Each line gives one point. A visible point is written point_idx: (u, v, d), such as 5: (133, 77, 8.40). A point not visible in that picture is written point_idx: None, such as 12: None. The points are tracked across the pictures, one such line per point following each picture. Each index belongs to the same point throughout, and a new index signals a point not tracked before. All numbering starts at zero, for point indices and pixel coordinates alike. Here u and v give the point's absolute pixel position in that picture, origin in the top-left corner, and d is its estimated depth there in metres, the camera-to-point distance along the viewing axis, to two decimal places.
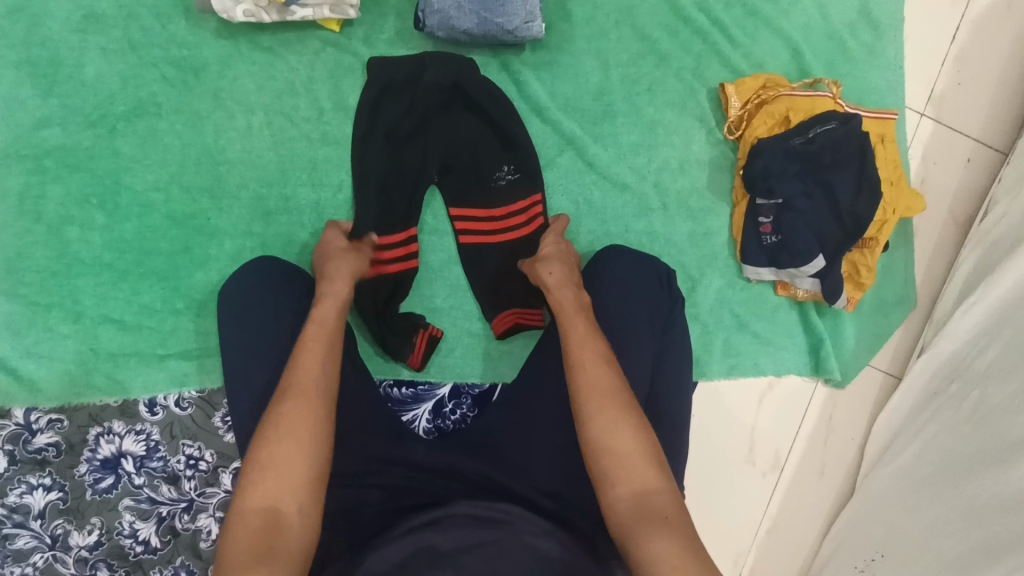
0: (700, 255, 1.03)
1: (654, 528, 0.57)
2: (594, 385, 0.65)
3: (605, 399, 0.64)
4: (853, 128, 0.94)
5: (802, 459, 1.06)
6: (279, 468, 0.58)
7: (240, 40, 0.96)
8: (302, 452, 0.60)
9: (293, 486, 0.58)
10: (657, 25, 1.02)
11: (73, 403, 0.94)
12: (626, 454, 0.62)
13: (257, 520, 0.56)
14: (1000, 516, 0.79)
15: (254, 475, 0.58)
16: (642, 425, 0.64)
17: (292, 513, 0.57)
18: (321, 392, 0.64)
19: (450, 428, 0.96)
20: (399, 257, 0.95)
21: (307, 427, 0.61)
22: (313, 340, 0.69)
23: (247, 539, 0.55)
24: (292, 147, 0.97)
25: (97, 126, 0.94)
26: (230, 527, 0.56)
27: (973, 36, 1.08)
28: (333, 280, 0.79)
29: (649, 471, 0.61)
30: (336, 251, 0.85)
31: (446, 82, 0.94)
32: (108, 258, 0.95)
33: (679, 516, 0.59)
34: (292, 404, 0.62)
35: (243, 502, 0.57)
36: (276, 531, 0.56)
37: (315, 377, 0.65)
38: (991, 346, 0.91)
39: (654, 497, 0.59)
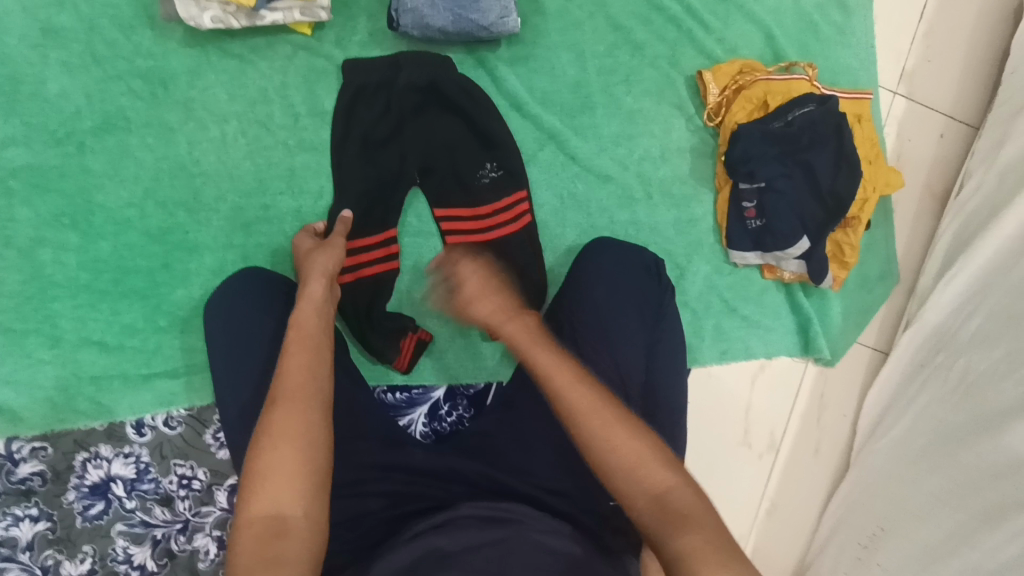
0: (686, 242, 1.03)
1: (678, 528, 0.55)
2: (582, 398, 0.63)
3: (593, 414, 0.62)
4: (829, 109, 0.95)
5: (797, 438, 1.07)
6: (277, 472, 0.57)
7: (208, 48, 0.94)
8: (299, 454, 0.58)
9: (293, 489, 0.57)
10: (630, 15, 1.02)
11: (56, 429, 0.91)
12: (630, 456, 0.59)
13: (261, 528, 0.55)
14: (992, 483, 0.81)
15: (253, 483, 0.57)
16: (640, 426, 0.62)
17: (296, 516, 0.56)
18: (311, 393, 0.63)
19: (446, 431, 0.95)
20: (380, 259, 0.94)
21: (301, 430, 0.60)
22: (297, 344, 0.68)
23: (252, 547, 0.53)
24: (269, 155, 0.95)
25: (64, 144, 0.91)
26: (234, 537, 0.55)
27: (939, 12, 1.10)
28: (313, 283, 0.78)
29: (659, 469, 0.59)
30: (309, 254, 0.84)
31: (422, 82, 0.93)
32: (84, 279, 0.92)
33: (698, 511, 0.56)
34: (283, 408, 0.61)
35: (244, 511, 0.56)
36: (281, 536, 0.54)
37: (303, 379, 0.64)
38: (975, 315, 0.92)
39: (672, 495, 0.57)
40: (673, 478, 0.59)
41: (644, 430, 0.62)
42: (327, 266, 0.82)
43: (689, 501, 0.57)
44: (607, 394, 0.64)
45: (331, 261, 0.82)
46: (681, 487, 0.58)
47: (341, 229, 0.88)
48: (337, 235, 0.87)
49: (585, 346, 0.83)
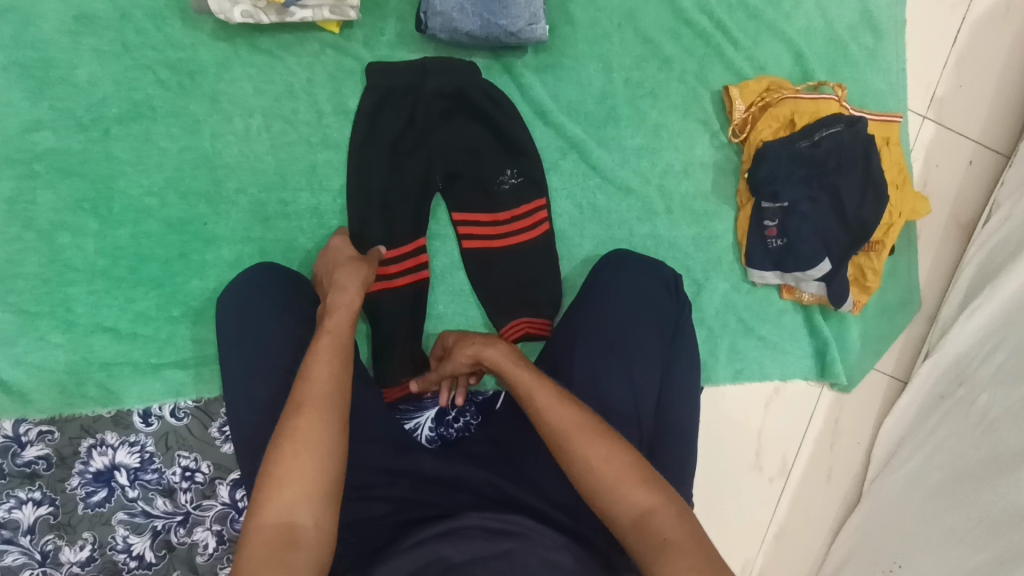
0: (705, 259, 1.02)
1: (659, 558, 0.56)
2: (567, 421, 0.64)
3: (578, 432, 0.63)
4: (857, 132, 0.93)
5: (810, 464, 1.05)
6: (295, 480, 0.56)
7: (238, 42, 0.94)
8: (317, 463, 0.58)
9: (308, 498, 0.56)
10: (660, 28, 1.02)
11: (64, 414, 0.91)
12: (612, 483, 0.60)
13: (272, 534, 0.54)
14: (1013, 527, 0.79)
15: (269, 487, 0.56)
16: (623, 447, 0.63)
17: (307, 526, 0.55)
18: (335, 402, 0.62)
19: (453, 437, 0.93)
20: (412, 269, 0.94)
21: (321, 438, 0.59)
22: (324, 350, 0.67)
23: (264, 554, 0.53)
24: (292, 151, 0.95)
25: (90, 130, 0.92)
26: (244, 541, 0.54)
27: (973, 38, 1.09)
28: (345, 290, 0.77)
29: (643, 494, 0.59)
30: (344, 263, 0.83)
31: (447, 87, 0.92)
32: (101, 265, 0.92)
33: (682, 538, 0.57)
34: (304, 415, 0.60)
35: (256, 515, 0.55)
36: (292, 546, 0.54)
37: (326, 386, 0.63)
38: (998, 349, 0.90)
39: (654, 520, 0.58)
40: (657, 501, 0.59)
41: (630, 453, 0.63)
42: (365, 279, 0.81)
43: (671, 526, 0.58)
44: (592, 414, 0.66)
45: (366, 273, 0.82)
46: (664, 510, 0.59)
47: (377, 254, 0.88)
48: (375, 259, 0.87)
49: (601, 363, 0.81)
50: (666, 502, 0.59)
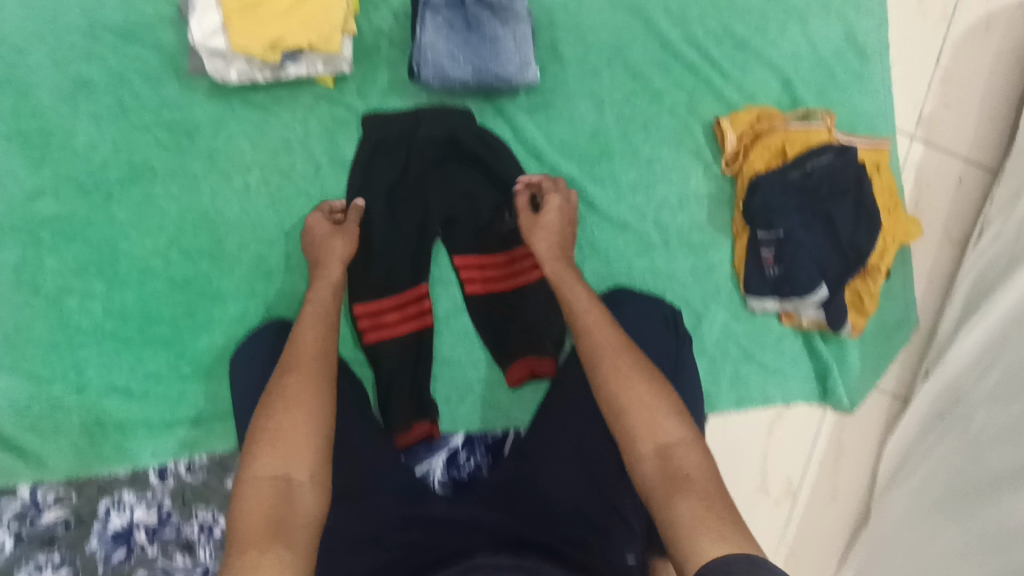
0: (703, 290, 1.03)
1: (679, 488, 0.60)
2: (606, 340, 0.72)
3: (614, 356, 0.70)
4: (848, 160, 0.95)
5: (816, 485, 1.06)
6: (288, 434, 0.63)
7: (233, 99, 0.95)
8: (310, 424, 0.64)
9: (303, 456, 0.62)
10: (648, 62, 1.03)
11: (80, 476, 0.92)
12: (642, 409, 0.65)
13: (268, 487, 0.60)
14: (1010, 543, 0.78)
15: (266, 443, 0.62)
16: (657, 382, 0.68)
17: (302, 484, 0.61)
18: (320, 364, 0.71)
19: (465, 478, 0.97)
20: (414, 316, 0.96)
21: (315, 403, 0.66)
22: (309, 321, 0.76)
23: (261, 506, 0.59)
24: (291, 205, 0.96)
25: (92, 194, 0.93)
26: (241, 497, 0.60)
27: (956, 59, 1.10)
28: (331, 263, 0.84)
29: (670, 423, 0.65)
30: (329, 239, 0.86)
31: (443, 134, 0.94)
32: (110, 326, 0.93)
33: (701, 475, 0.61)
34: (294, 375, 0.68)
35: (251, 469, 0.61)
36: (286, 500, 0.60)
37: (312, 350, 0.72)
38: (992, 369, 0.91)
39: (676, 452, 0.63)
40: (684, 436, 0.64)
41: (666, 390, 0.68)
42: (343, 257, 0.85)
43: (691, 462, 0.62)
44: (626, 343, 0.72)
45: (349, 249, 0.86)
46: (689, 446, 0.63)
47: (355, 217, 0.90)
48: (352, 226, 0.89)
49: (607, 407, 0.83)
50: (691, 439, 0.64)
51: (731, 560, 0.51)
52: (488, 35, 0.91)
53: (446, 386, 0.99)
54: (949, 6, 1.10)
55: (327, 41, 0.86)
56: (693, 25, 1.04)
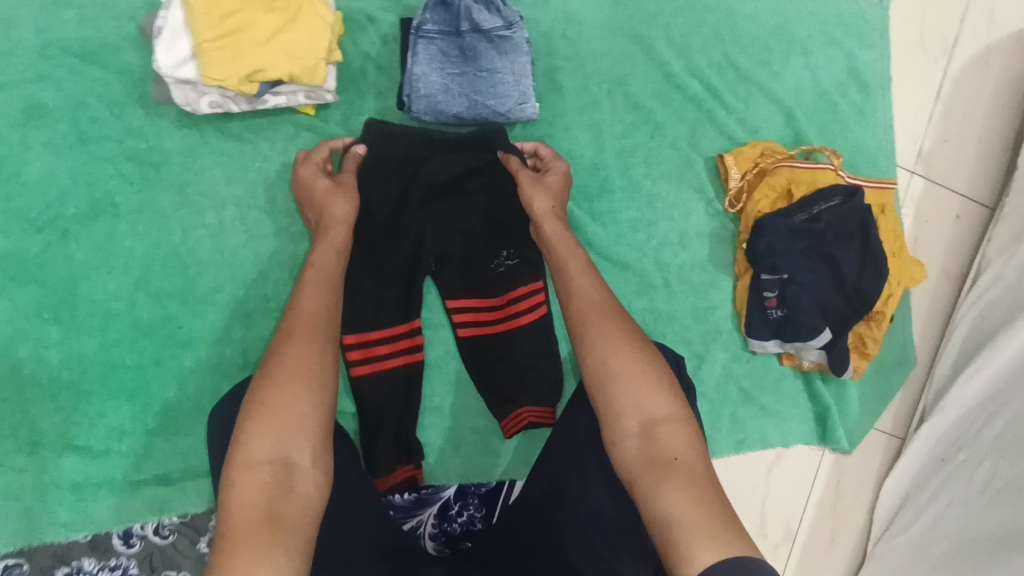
0: (704, 331, 1.00)
1: (667, 473, 0.58)
2: (591, 304, 0.70)
3: (602, 321, 0.68)
4: (856, 204, 0.92)
5: (813, 528, 1.05)
6: (286, 410, 0.59)
7: (205, 128, 0.87)
8: (310, 398, 0.60)
9: (302, 435, 0.59)
10: (650, 93, 0.98)
11: (33, 543, 0.84)
12: (629, 385, 0.63)
13: (265, 473, 0.56)
14: None
15: (259, 424, 0.58)
16: (651, 355, 0.65)
17: (303, 467, 0.58)
18: (321, 331, 0.67)
19: (457, 532, 0.92)
20: (403, 352, 0.89)
21: (312, 375, 0.62)
22: (311, 284, 0.72)
23: (259, 488, 0.55)
24: (270, 243, 0.89)
25: (46, 232, 0.84)
26: (235, 476, 0.56)
27: (955, 94, 1.09)
28: (334, 221, 0.79)
29: (658, 399, 0.63)
30: (330, 197, 0.80)
31: (449, 163, 0.86)
32: (68, 377, 0.85)
33: (689, 458, 0.59)
34: (294, 344, 0.64)
35: (243, 452, 0.57)
36: (286, 488, 0.56)
37: (315, 318, 0.68)
38: (997, 417, 0.91)
39: (661, 431, 0.61)
40: (674, 414, 0.62)
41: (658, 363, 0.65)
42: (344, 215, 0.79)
43: (677, 443, 0.60)
44: (616, 309, 0.70)
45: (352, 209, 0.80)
46: (679, 424, 0.62)
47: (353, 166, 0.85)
48: (350, 177, 0.84)
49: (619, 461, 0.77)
50: (678, 415, 0.62)
51: (726, 564, 0.49)
52: (485, 66, 0.86)
53: (437, 435, 0.93)
54: (950, 39, 1.08)
55: (312, 73, 0.80)
56: (695, 55, 1.00)
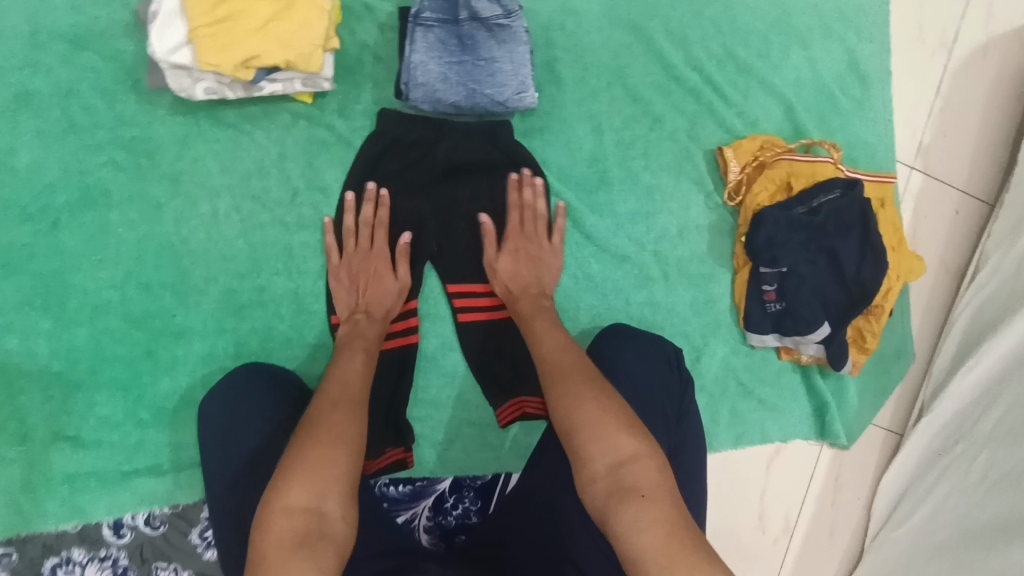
0: (703, 324, 0.99)
1: (640, 505, 0.58)
2: (563, 368, 0.72)
3: (568, 378, 0.70)
4: (855, 196, 0.91)
5: (812, 523, 1.04)
6: (318, 460, 0.60)
7: (199, 116, 0.86)
8: (341, 449, 0.62)
9: (336, 487, 0.59)
10: (649, 86, 0.98)
11: (22, 534, 0.83)
12: (595, 436, 0.63)
13: (299, 520, 0.56)
14: None
15: (289, 474, 0.59)
16: (608, 397, 0.66)
17: (334, 516, 0.58)
18: (351, 398, 0.70)
19: (452, 526, 0.91)
20: (399, 332, 0.90)
21: (338, 431, 0.64)
22: (348, 356, 0.78)
23: (291, 532, 0.55)
24: (264, 233, 0.88)
25: (36, 220, 0.83)
26: (268, 516, 0.56)
27: (954, 88, 1.09)
28: (374, 295, 0.86)
29: (622, 441, 0.62)
30: (372, 265, 0.86)
31: (460, 152, 0.89)
32: (58, 368, 0.84)
33: (656, 492, 0.59)
34: (321, 407, 0.68)
35: (280, 500, 0.57)
36: (318, 535, 0.56)
37: (344, 386, 0.72)
38: (993, 408, 0.91)
39: (631, 471, 0.60)
40: (638, 450, 0.62)
41: (622, 407, 0.66)
42: (389, 304, 0.86)
43: (647, 480, 0.60)
44: (585, 365, 0.72)
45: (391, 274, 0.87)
46: (644, 461, 0.61)
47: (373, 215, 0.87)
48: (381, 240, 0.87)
49: None
50: (643, 453, 0.62)
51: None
52: (483, 55, 0.85)
53: (433, 428, 0.92)
54: (948, 34, 1.08)
55: (308, 61, 0.79)
56: (694, 48, 0.99)
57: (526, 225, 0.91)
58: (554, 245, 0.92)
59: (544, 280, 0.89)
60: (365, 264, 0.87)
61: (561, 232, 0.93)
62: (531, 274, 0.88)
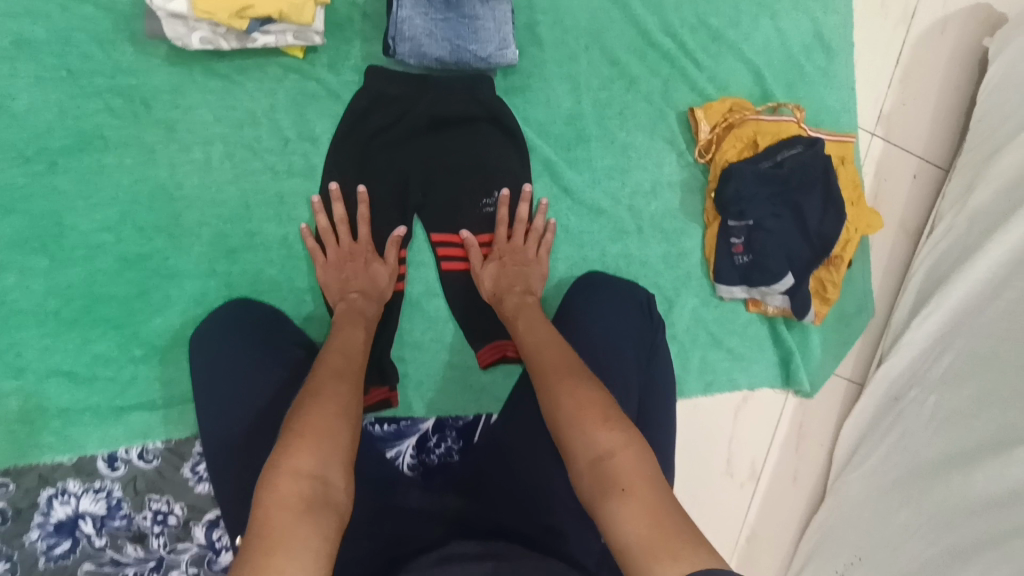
0: (675, 276, 1.04)
1: (624, 497, 0.60)
2: (551, 361, 0.75)
3: (559, 369, 0.73)
4: (817, 152, 0.97)
5: (777, 467, 1.10)
6: (320, 433, 0.61)
7: (193, 66, 0.90)
8: (341, 426, 0.63)
9: (338, 461, 0.61)
10: (626, 49, 1.03)
11: (18, 464, 0.86)
12: (579, 429, 0.65)
13: (303, 485, 0.57)
14: (980, 514, 0.83)
15: (291, 444, 0.59)
16: (595, 389, 0.69)
17: (338, 486, 0.59)
18: (350, 380, 0.71)
19: (435, 463, 0.96)
20: None
21: (342, 409, 0.65)
22: (343, 339, 0.79)
23: (294, 497, 0.56)
24: (255, 180, 0.92)
25: (33, 162, 0.87)
26: (269, 481, 0.57)
27: (914, 60, 1.15)
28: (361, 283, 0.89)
29: (604, 433, 0.64)
30: (360, 259, 0.90)
31: (440, 107, 0.93)
32: (53, 305, 0.87)
33: (638, 486, 0.60)
34: (319, 384, 0.68)
35: (288, 463, 0.58)
36: (321, 502, 0.57)
37: (343, 368, 0.73)
38: (946, 352, 0.97)
39: (613, 462, 0.62)
40: (621, 442, 0.64)
41: (607, 401, 0.68)
42: (383, 285, 0.90)
43: (628, 470, 0.61)
44: (574, 360, 0.75)
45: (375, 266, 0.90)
46: (623, 452, 0.63)
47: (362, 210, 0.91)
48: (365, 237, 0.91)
49: None
50: (624, 444, 0.63)
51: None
52: (467, 13, 0.90)
53: (417, 369, 0.96)
54: (909, 9, 1.15)
55: (299, 12, 0.82)
56: (669, 14, 1.04)
57: (513, 238, 0.96)
58: (537, 255, 0.96)
59: (529, 280, 0.93)
60: (355, 251, 0.90)
61: (548, 244, 0.97)
62: (515, 275, 0.93)
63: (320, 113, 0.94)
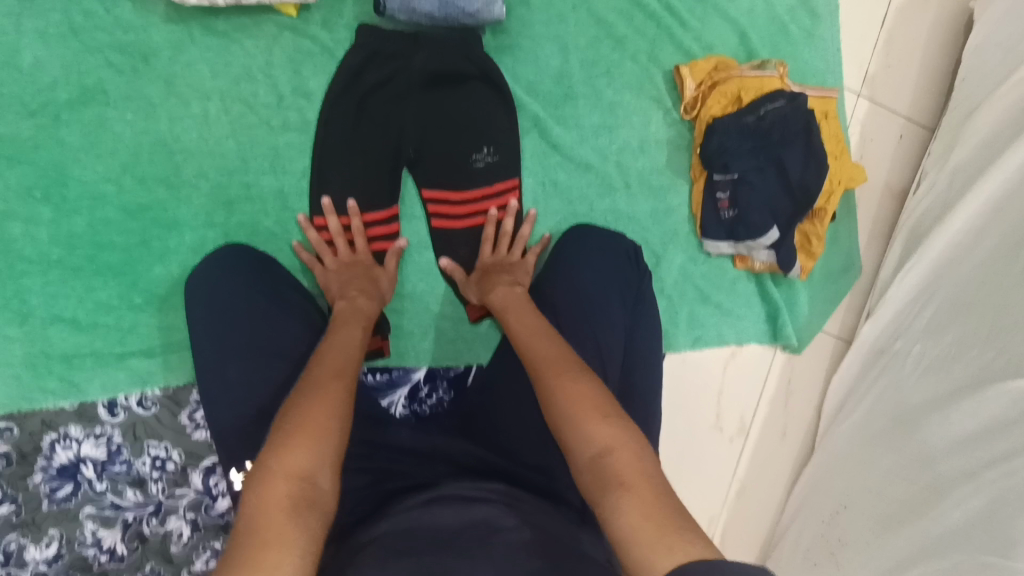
0: (662, 231, 1.06)
1: (625, 492, 0.56)
2: (543, 354, 0.71)
3: (555, 361, 0.69)
4: (798, 106, 0.98)
5: (765, 422, 1.12)
6: (310, 431, 0.58)
7: (191, 25, 0.93)
8: (334, 422, 0.60)
9: (329, 459, 0.58)
10: (613, 10, 1.05)
11: (23, 409, 0.89)
12: (577, 424, 0.62)
13: (291, 486, 0.55)
14: (958, 451, 0.85)
15: (282, 442, 0.57)
16: (592, 380, 0.66)
17: (326, 486, 0.57)
18: (347, 370, 0.68)
19: (426, 412, 0.98)
20: (382, 235, 0.97)
21: (337, 405, 0.62)
22: (341, 329, 0.77)
23: (281, 498, 0.54)
24: (252, 134, 0.95)
25: (38, 115, 0.90)
26: (258, 481, 0.55)
27: (899, 23, 1.17)
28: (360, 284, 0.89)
29: (603, 429, 0.61)
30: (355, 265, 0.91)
31: (435, 62, 0.94)
32: (56, 254, 0.90)
33: (640, 482, 0.57)
34: (313, 377, 0.66)
35: (278, 463, 0.56)
36: (309, 503, 0.55)
37: (340, 358, 0.70)
38: (929, 305, 0.98)
39: (611, 459, 0.59)
40: (620, 439, 0.60)
41: (603, 394, 0.65)
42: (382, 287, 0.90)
43: (628, 467, 0.58)
44: (569, 352, 0.71)
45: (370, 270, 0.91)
46: (622, 448, 0.60)
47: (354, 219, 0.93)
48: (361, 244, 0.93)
49: (569, 330, 0.84)
50: (625, 441, 0.60)
51: (689, 567, 0.49)
52: None
53: (409, 319, 0.99)
54: None
55: None
56: None
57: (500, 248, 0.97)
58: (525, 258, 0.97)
59: (518, 275, 0.93)
60: (354, 258, 0.92)
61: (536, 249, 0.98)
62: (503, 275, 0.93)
63: (314, 69, 0.96)
